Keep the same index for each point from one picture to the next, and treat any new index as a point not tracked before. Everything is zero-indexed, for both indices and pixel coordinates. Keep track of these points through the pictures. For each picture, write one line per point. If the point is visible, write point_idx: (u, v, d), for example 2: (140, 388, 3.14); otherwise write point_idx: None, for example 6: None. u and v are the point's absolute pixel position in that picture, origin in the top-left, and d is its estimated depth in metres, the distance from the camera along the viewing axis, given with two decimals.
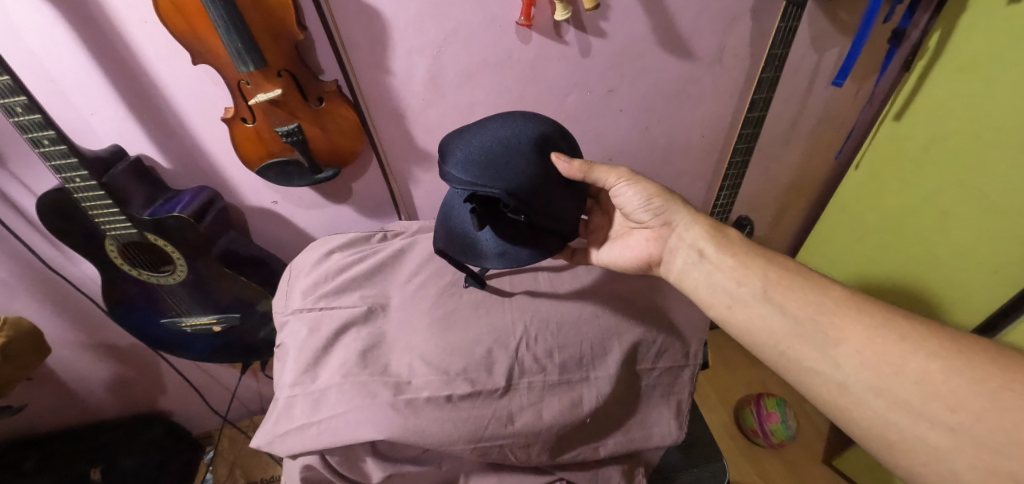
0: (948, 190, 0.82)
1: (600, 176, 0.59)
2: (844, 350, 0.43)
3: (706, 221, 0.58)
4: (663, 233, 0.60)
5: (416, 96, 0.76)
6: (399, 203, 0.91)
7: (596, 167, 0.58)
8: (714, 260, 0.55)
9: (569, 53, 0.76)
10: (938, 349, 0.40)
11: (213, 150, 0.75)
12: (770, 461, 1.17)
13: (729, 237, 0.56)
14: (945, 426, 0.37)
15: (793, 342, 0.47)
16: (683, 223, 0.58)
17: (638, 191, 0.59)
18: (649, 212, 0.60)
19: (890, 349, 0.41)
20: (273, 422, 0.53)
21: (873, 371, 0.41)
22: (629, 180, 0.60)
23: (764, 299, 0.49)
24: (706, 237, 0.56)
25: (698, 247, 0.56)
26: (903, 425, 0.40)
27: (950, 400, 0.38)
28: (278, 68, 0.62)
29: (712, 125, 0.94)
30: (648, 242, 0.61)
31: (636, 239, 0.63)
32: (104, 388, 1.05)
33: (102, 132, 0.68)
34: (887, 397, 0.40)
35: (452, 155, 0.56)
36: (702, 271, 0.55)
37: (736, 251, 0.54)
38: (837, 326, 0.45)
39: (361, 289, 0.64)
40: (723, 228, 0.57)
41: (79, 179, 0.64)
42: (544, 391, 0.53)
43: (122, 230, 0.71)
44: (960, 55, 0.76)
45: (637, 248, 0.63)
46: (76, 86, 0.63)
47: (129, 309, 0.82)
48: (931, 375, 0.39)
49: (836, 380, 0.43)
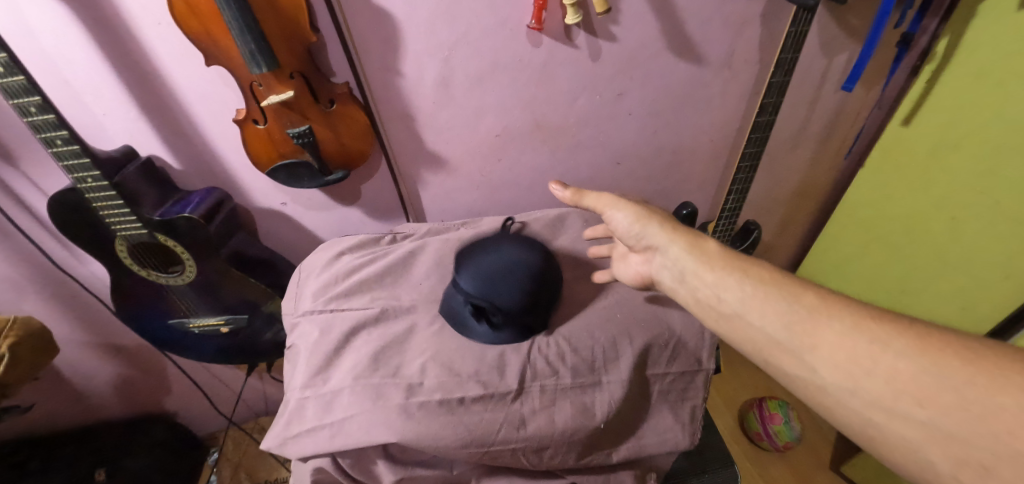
0: (957, 196, 0.82)
1: (591, 204, 0.58)
2: (817, 353, 0.38)
3: (686, 239, 0.51)
4: (649, 254, 0.55)
5: (426, 99, 0.76)
6: (408, 205, 0.91)
7: (587, 195, 0.58)
8: (695, 282, 0.48)
9: (580, 56, 0.76)
10: (906, 349, 0.35)
11: (224, 151, 0.75)
12: (777, 466, 1.16)
13: (711, 253, 0.49)
14: (919, 423, 0.33)
15: (770, 349, 0.41)
16: (663, 243, 0.52)
17: (621, 216, 0.56)
18: (633, 239, 0.56)
19: (859, 348, 0.36)
20: (284, 424, 0.52)
21: (847, 372, 0.36)
22: (613, 203, 0.57)
23: (739, 306, 0.44)
24: (684, 256, 0.50)
25: (679, 268, 0.50)
26: (880, 423, 0.35)
27: (920, 396, 0.33)
28: (291, 70, 0.62)
29: (721, 129, 0.94)
30: (639, 265, 0.57)
31: (632, 261, 0.59)
32: (110, 387, 1.05)
33: (114, 133, 0.69)
34: (862, 397, 0.36)
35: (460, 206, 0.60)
36: (686, 291, 0.49)
37: (715, 266, 0.47)
38: (809, 329, 0.39)
39: (371, 291, 0.64)
40: (700, 241, 0.50)
41: (90, 179, 0.65)
42: (556, 394, 0.53)
43: (132, 231, 0.71)
44: (970, 60, 0.76)
45: (634, 269, 0.58)
46: (89, 88, 0.63)
47: (138, 309, 0.82)
48: (902, 375, 0.34)
49: (812, 383, 0.38)
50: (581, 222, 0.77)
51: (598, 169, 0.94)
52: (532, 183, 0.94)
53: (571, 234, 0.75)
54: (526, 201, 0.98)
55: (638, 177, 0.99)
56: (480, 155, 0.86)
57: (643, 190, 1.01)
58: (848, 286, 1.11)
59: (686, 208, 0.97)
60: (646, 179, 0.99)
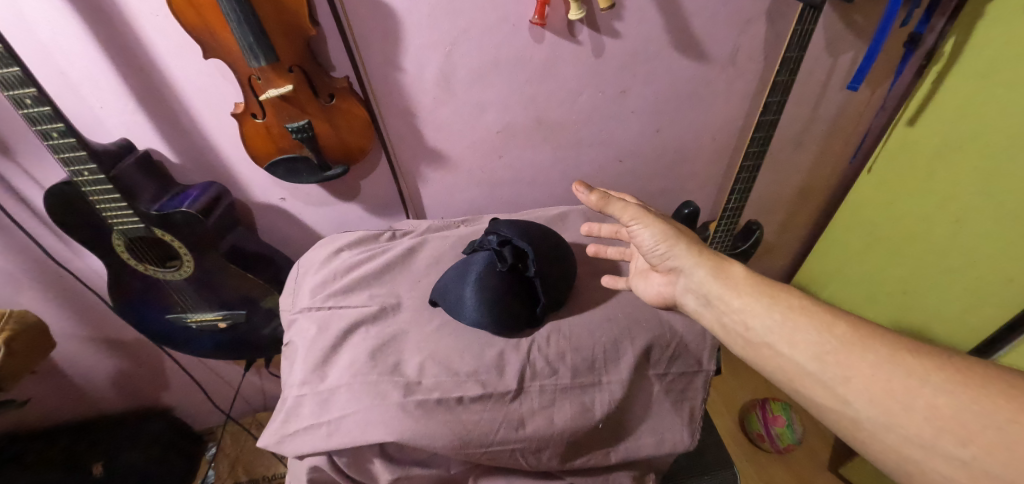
0: (962, 197, 0.81)
1: (615, 213, 0.54)
2: (852, 387, 0.38)
3: (713, 262, 0.50)
4: (673, 276, 0.54)
5: (427, 95, 0.75)
6: (408, 202, 0.91)
7: (612, 201, 0.53)
8: (724, 307, 0.48)
9: (583, 53, 0.75)
10: (944, 383, 0.35)
11: (222, 145, 0.74)
12: (775, 467, 1.17)
13: (739, 278, 0.48)
14: (957, 460, 0.33)
15: (803, 381, 0.42)
16: (689, 267, 0.51)
17: (647, 234, 0.53)
18: (656, 257, 0.54)
19: (895, 383, 0.37)
20: (280, 422, 0.52)
21: (884, 407, 0.37)
22: (640, 219, 0.54)
23: (770, 336, 0.44)
24: (712, 280, 0.49)
25: (706, 293, 0.50)
26: (919, 460, 0.35)
27: (960, 434, 0.33)
28: (290, 64, 0.61)
29: (724, 128, 0.93)
30: (661, 286, 0.55)
31: (652, 280, 0.57)
32: (108, 382, 1.05)
33: (111, 126, 0.68)
34: (899, 433, 0.36)
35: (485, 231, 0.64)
36: (714, 315, 0.49)
37: (743, 291, 0.47)
38: (843, 362, 0.39)
39: (369, 288, 0.64)
40: (724, 264, 0.50)
41: (87, 172, 0.64)
42: (555, 394, 0.52)
43: (129, 225, 0.71)
44: (976, 61, 0.75)
45: (654, 288, 0.57)
46: (86, 79, 0.63)
47: (135, 304, 0.81)
48: (941, 411, 0.34)
49: (848, 417, 0.39)
50: (583, 220, 0.76)
51: (600, 166, 0.94)
52: (533, 181, 0.94)
53: (572, 232, 0.74)
54: (526, 198, 0.97)
55: (640, 176, 0.98)
56: (481, 152, 0.86)
57: (645, 188, 1.01)
58: (849, 287, 1.10)
59: (687, 206, 0.96)
60: (648, 178, 0.99)
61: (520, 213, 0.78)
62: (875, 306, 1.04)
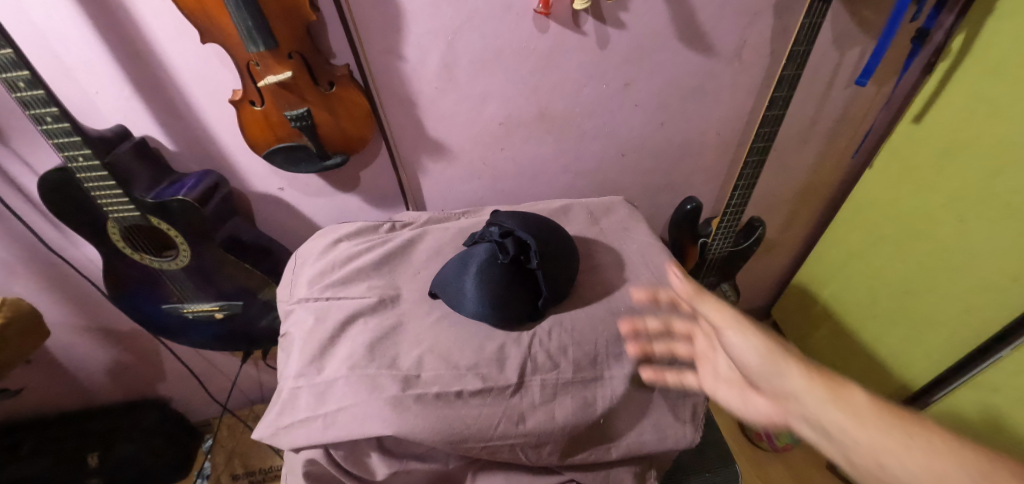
0: (969, 196, 0.80)
1: (705, 311, 0.46)
2: None
3: (833, 385, 0.39)
4: (784, 403, 0.42)
5: (429, 84, 0.74)
6: (407, 194, 0.89)
7: (703, 296, 0.46)
8: (856, 447, 0.36)
9: (587, 44, 0.74)
10: None
11: (219, 133, 0.73)
12: (773, 465, 1.16)
13: (865, 407, 0.37)
14: None
15: None
16: (807, 395, 0.40)
17: (746, 346, 0.43)
18: (758, 376, 0.44)
19: None
20: (277, 413, 0.51)
21: None
22: (736, 326, 0.44)
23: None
24: (838, 411, 0.38)
25: (829, 427, 0.38)
26: None
27: None
28: (289, 50, 0.59)
29: (729, 123, 0.92)
30: (769, 410, 0.44)
31: (753, 401, 0.46)
32: (104, 372, 1.04)
33: (107, 112, 0.67)
34: None
35: (486, 224, 0.64)
36: (841, 452, 0.37)
37: (869, 425, 0.37)
38: None
39: (368, 280, 0.63)
40: (844, 390, 0.39)
41: (82, 158, 0.63)
42: (556, 389, 0.51)
43: (124, 213, 0.70)
44: (988, 58, 0.73)
45: (756, 408, 0.45)
46: (81, 64, 0.61)
47: (131, 294, 0.80)
48: None
49: None
50: (585, 214, 0.75)
51: (603, 160, 0.93)
52: (535, 174, 0.93)
53: (574, 226, 0.73)
54: (528, 192, 0.96)
55: (643, 170, 0.97)
56: (483, 144, 0.85)
57: (647, 183, 1.00)
58: (852, 286, 1.10)
59: (690, 203, 0.98)
60: (651, 173, 0.98)
61: (521, 206, 0.77)
62: (877, 305, 1.04)
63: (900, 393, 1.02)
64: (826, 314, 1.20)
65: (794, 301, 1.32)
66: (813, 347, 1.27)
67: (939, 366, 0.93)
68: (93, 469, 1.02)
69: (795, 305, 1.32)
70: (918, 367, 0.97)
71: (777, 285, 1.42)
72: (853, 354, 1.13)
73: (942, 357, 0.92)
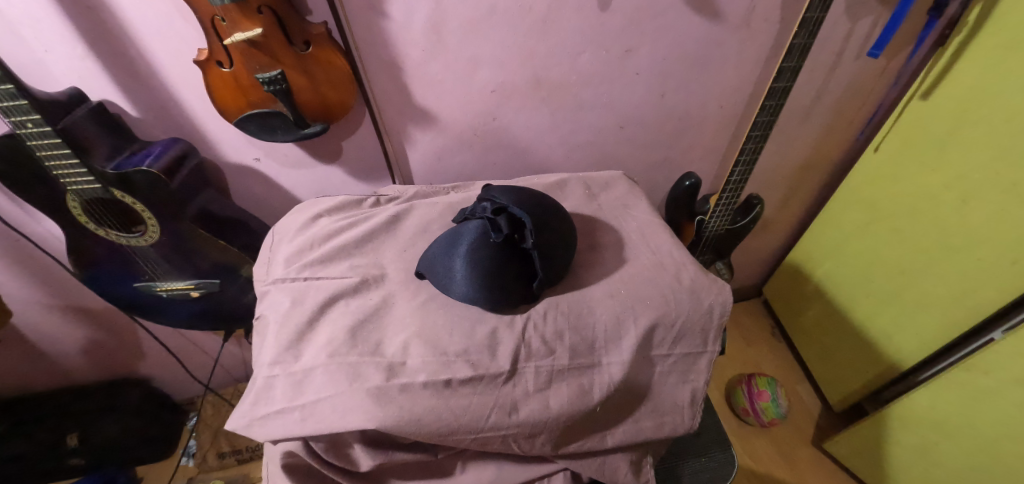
0: (973, 178, 0.77)
1: None
2: None
3: None
4: None
5: (415, 47, 0.68)
6: (394, 166, 0.85)
7: None
8: None
9: (587, 5, 0.68)
10: None
11: (185, 97, 0.67)
12: (760, 441, 1.19)
13: None
14: None
15: None
16: None
17: None
18: None
19: None
20: (250, 404, 0.48)
21: None
22: None
23: None
24: None
25: None
26: None
27: None
28: (258, 4, 0.53)
29: (733, 95, 0.87)
30: None
31: None
32: (80, 351, 1.00)
33: (59, 73, 0.60)
34: None
35: (479, 198, 0.59)
36: None
37: None
38: None
39: (350, 258, 0.59)
40: None
41: (31, 124, 0.56)
42: (552, 376, 0.49)
43: (85, 185, 0.64)
44: (1001, 31, 0.68)
45: None
46: (23, 16, 0.54)
47: (100, 272, 0.76)
48: None
49: None
50: (582, 189, 0.72)
51: (600, 133, 0.88)
52: (529, 146, 0.88)
53: (570, 201, 0.70)
54: (521, 165, 0.91)
55: (641, 144, 0.93)
56: (474, 114, 0.80)
57: (645, 158, 0.96)
58: (846, 266, 1.09)
59: (688, 179, 0.94)
60: (649, 147, 0.94)
61: (514, 180, 0.73)
62: (872, 284, 1.03)
63: (888, 372, 1.03)
64: (819, 292, 1.19)
65: (786, 279, 1.32)
66: (804, 325, 1.27)
67: (930, 345, 0.93)
68: (72, 449, 1.02)
69: (788, 284, 1.31)
70: (910, 348, 0.97)
71: (771, 262, 1.41)
72: (842, 333, 1.13)
73: (934, 339, 0.91)
